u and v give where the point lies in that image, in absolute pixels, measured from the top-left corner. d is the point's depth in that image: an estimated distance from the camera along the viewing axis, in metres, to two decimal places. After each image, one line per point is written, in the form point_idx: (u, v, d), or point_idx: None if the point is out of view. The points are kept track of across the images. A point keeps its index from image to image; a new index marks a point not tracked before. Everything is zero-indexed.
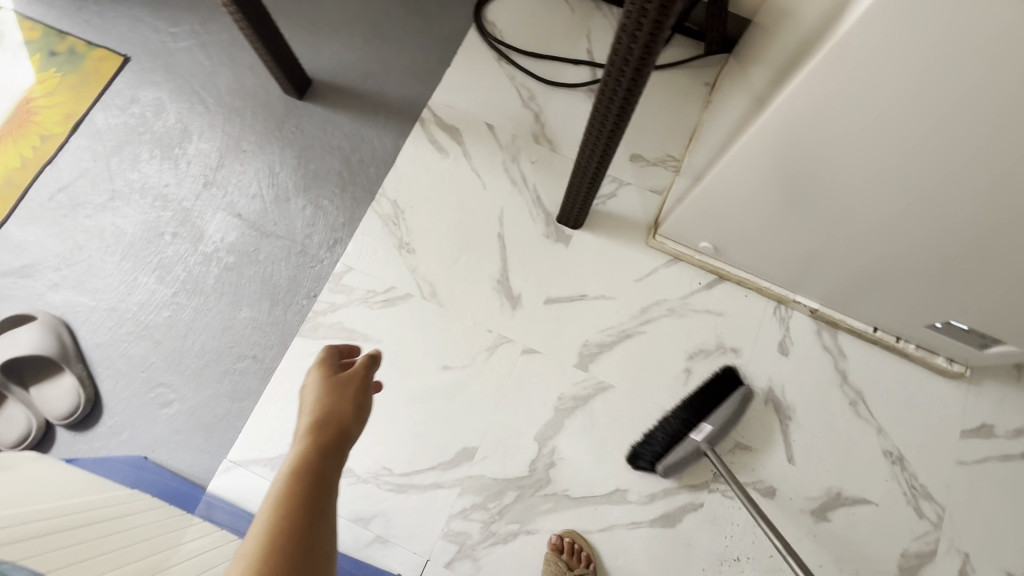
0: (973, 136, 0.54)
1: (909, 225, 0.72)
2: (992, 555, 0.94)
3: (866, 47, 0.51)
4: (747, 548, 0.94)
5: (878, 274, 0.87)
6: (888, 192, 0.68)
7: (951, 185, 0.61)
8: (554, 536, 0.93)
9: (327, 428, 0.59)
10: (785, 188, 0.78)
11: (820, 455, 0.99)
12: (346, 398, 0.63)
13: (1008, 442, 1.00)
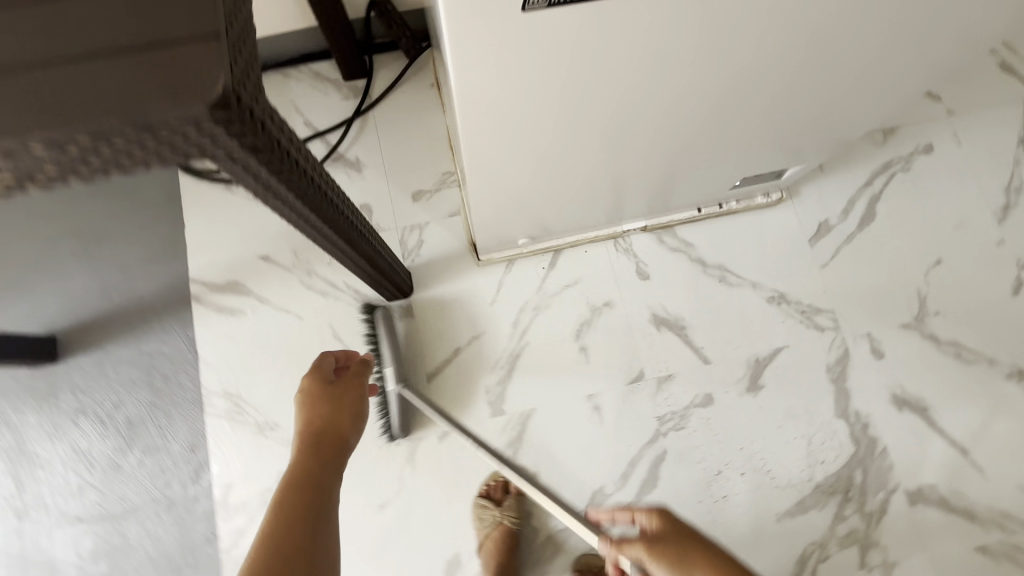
0: (616, 81, 0.58)
1: (697, 117, 0.72)
2: (886, 318, 1.06)
3: (479, 78, 0.53)
4: (720, 456, 0.99)
5: (691, 162, 0.89)
6: (665, 106, 0.66)
7: (640, 109, 0.66)
8: (575, 574, 0.93)
9: (321, 436, 0.72)
10: (541, 173, 0.80)
11: (725, 338, 1.05)
12: (342, 407, 0.76)
13: (843, 226, 1.11)
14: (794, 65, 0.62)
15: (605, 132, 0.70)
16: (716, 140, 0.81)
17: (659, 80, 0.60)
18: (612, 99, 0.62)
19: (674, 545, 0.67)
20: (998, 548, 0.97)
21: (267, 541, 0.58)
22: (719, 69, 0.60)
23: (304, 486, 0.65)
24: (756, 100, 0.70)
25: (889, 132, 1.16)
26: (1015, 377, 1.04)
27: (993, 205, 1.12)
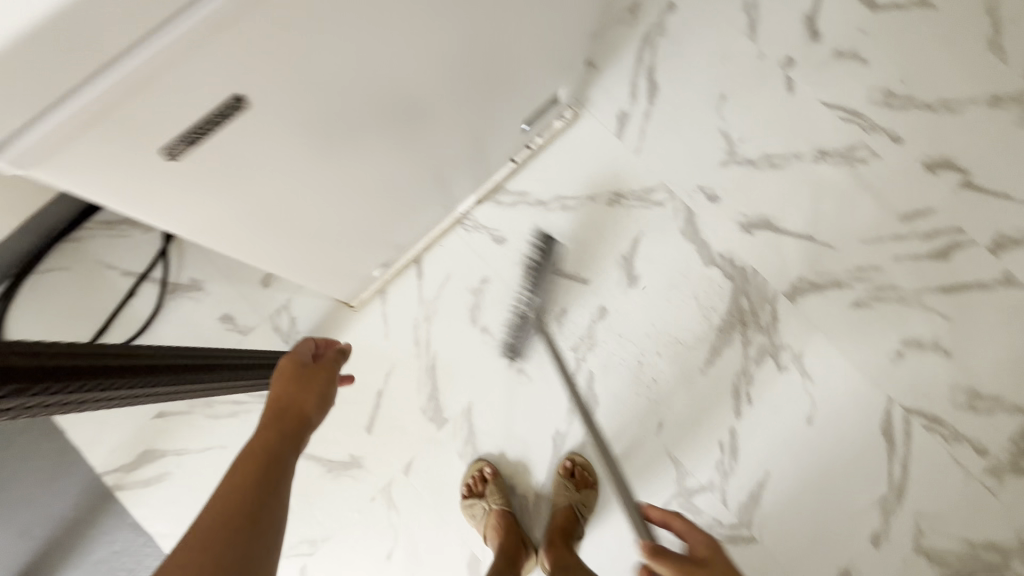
0: (316, 159, 0.66)
1: (450, 94, 0.76)
2: (705, 165, 1.19)
3: (196, 218, 0.62)
4: (635, 350, 1.11)
5: (486, 124, 0.94)
6: (411, 104, 0.71)
7: (371, 156, 0.74)
8: (564, 462, 1.04)
9: (288, 409, 0.68)
10: (354, 234, 0.90)
11: (591, 252, 1.15)
12: (309, 392, 0.72)
13: (636, 108, 1.21)
14: (454, 61, 0.69)
15: (385, 150, 0.76)
16: (490, 96, 0.86)
17: (352, 136, 0.67)
18: (333, 168, 0.70)
19: (704, 548, 0.66)
20: (866, 296, 1.15)
21: (211, 510, 0.52)
22: (418, 55, 0.63)
23: (259, 453, 0.60)
24: (485, 51, 0.73)
25: (634, 8, 1.25)
26: (819, 158, 1.20)
27: (741, 27, 1.25)
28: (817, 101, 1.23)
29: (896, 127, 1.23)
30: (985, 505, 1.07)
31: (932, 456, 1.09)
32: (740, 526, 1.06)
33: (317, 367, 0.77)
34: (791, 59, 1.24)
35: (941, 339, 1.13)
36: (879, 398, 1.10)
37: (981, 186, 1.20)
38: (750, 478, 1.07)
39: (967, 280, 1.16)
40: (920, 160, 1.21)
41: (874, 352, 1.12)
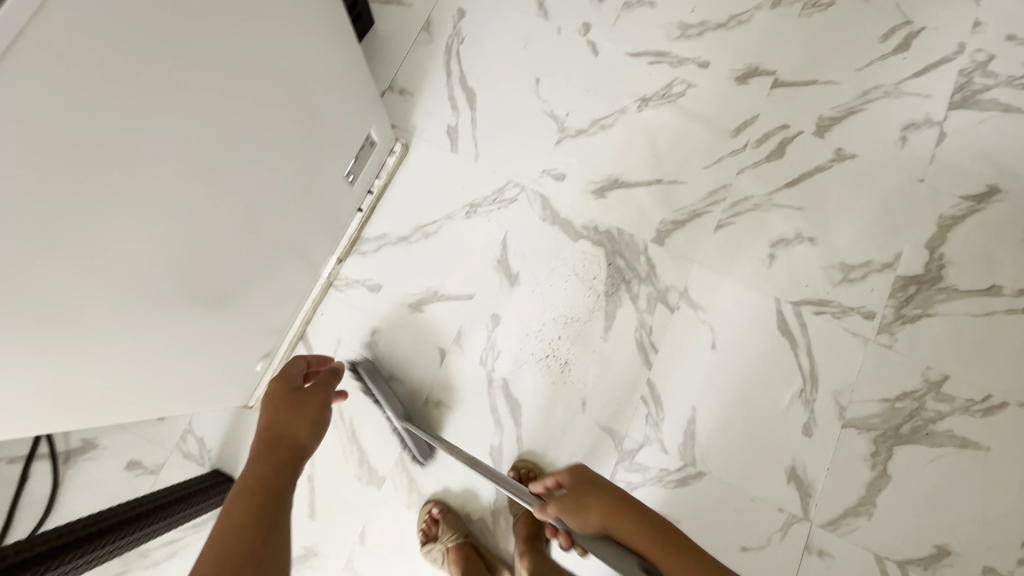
0: (124, 275, 0.61)
1: (245, 188, 0.76)
2: (542, 148, 1.23)
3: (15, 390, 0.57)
4: (536, 344, 1.14)
5: (312, 187, 0.95)
6: (210, 183, 0.69)
7: (187, 243, 0.69)
8: (510, 470, 1.07)
9: (282, 437, 0.74)
10: (217, 324, 0.85)
11: (468, 269, 1.16)
12: (299, 420, 0.77)
13: (462, 118, 1.24)
14: (218, 111, 0.65)
15: (212, 237, 0.74)
16: (293, 164, 0.86)
17: (152, 233, 0.62)
18: (151, 273, 0.65)
19: (579, 494, 0.78)
20: (725, 214, 1.21)
21: (221, 533, 0.57)
22: (174, 167, 0.62)
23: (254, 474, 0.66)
24: (251, 132, 0.73)
25: (428, 24, 1.28)
26: (642, 105, 1.26)
27: (532, 9, 1.30)
28: (622, 53, 1.29)
29: (700, 54, 1.30)
30: (887, 360, 1.15)
31: (830, 334, 1.16)
32: (688, 466, 1.10)
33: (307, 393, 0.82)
34: (587, 24, 1.30)
35: (802, 228, 1.21)
36: (768, 301, 1.17)
37: (790, 80, 1.29)
38: (681, 418, 1.11)
39: (807, 167, 1.24)
40: (730, 76, 1.29)
41: (749, 262, 1.19)
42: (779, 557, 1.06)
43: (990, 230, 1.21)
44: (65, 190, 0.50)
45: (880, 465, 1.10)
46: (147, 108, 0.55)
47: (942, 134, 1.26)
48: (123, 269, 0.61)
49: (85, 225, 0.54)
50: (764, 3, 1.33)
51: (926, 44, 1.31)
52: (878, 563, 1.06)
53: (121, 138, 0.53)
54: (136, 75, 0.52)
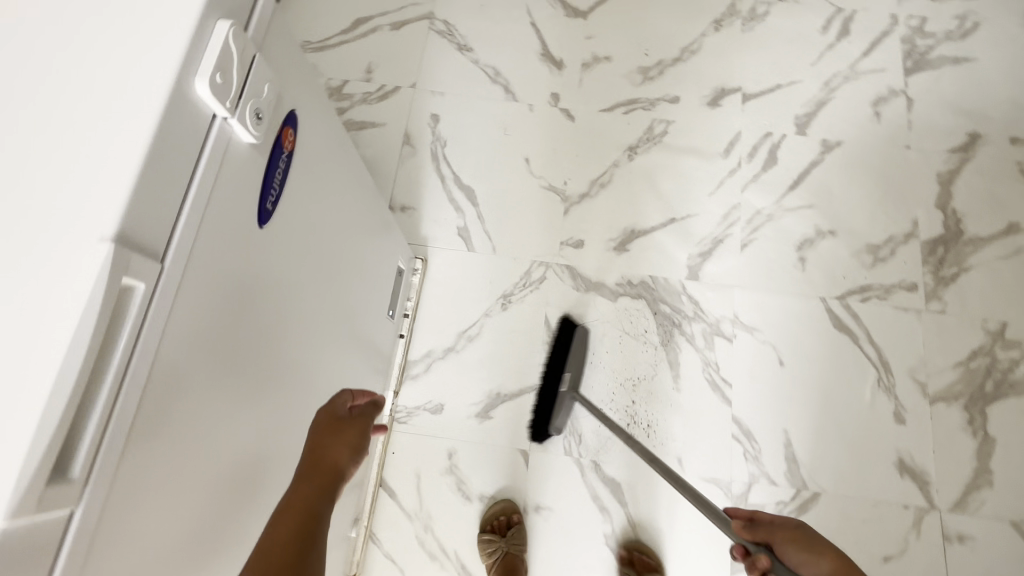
0: (217, 468, 0.51)
1: (322, 376, 0.74)
2: (553, 222, 1.25)
3: None
4: (612, 414, 1.12)
5: (366, 338, 0.93)
6: (285, 336, 0.60)
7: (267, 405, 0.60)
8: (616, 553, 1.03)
9: (320, 463, 0.60)
10: None
11: (522, 361, 1.15)
12: (343, 445, 0.63)
13: (469, 217, 1.25)
14: (293, 259, 0.57)
15: (289, 394, 0.65)
16: (352, 327, 0.84)
17: (235, 411, 0.53)
18: (238, 456, 0.55)
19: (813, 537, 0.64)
20: (745, 232, 1.23)
21: None
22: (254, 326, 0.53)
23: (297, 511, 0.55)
24: (319, 330, 0.70)
25: (409, 137, 1.31)
26: (632, 154, 1.29)
27: (501, 96, 1.34)
28: (598, 111, 1.33)
29: (666, 91, 1.35)
30: (946, 325, 1.16)
31: (884, 317, 1.17)
32: (802, 491, 1.07)
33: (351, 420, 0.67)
34: (556, 94, 1.34)
35: (820, 224, 1.24)
36: (816, 303, 1.18)
37: (756, 91, 1.35)
38: (778, 445, 1.09)
39: (803, 166, 1.28)
40: (702, 102, 1.34)
41: (784, 270, 1.20)
42: (924, 556, 1.03)
43: (987, 176, 1.27)
44: (160, 409, 0.40)
45: (979, 430, 1.10)
46: (231, 290, 0.47)
47: (910, 101, 1.33)
48: (227, 455, 0.52)
49: (199, 429, 0.47)
50: (708, 29, 1.41)
51: (864, 26, 1.40)
52: (1018, 530, 1.04)
53: (207, 326, 0.44)
54: (227, 263, 0.45)
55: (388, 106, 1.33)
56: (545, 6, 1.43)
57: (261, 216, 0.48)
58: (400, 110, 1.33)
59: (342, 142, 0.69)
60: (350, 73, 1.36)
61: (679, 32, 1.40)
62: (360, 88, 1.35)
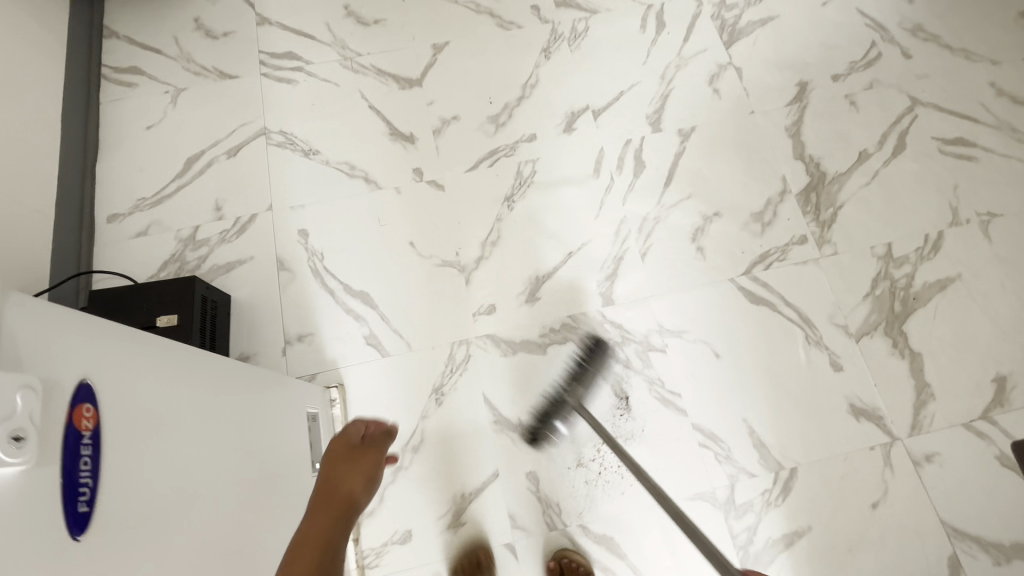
0: None
1: (255, 566, 0.66)
2: (458, 296, 1.21)
3: None
4: (582, 469, 1.08)
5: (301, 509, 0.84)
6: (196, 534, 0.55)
7: None
8: None
9: (335, 496, 0.75)
10: None
11: (475, 452, 1.09)
12: (356, 478, 0.78)
13: (372, 323, 1.18)
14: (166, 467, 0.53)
15: None
16: (280, 497, 0.77)
17: None
18: None
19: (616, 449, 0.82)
20: (641, 242, 1.25)
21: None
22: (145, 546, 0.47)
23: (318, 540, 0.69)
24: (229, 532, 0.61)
25: (282, 262, 1.23)
26: (511, 203, 1.28)
27: (364, 188, 1.29)
28: (464, 172, 1.31)
29: (522, 130, 1.36)
30: (843, 263, 1.23)
31: (790, 276, 1.22)
32: (780, 472, 1.07)
33: (366, 449, 0.82)
34: (418, 169, 1.31)
35: (704, 210, 1.27)
36: (727, 286, 1.21)
37: (604, 104, 1.38)
38: (742, 436, 1.10)
39: (669, 160, 1.32)
40: (558, 131, 1.35)
41: (689, 265, 1.23)
42: (906, 489, 1.06)
43: (826, 116, 1.37)
44: None
45: (906, 350, 1.16)
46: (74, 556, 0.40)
47: (738, 70, 1.41)
48: None
49: None
50: (540, 60, 1.43)
51: (674, 15, 1.48)
52: (970, 429, 1.10)
53: None
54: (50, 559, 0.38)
55: (249, 237, 1.25)
56: (379, 86, 1.40)
57: (76, 523, 0.42)
58: (265, 237, 1.25)
59: (181, 348, 0.62)
60: (198, 216, 1.26)
61: (514, 71, 1.42)
62: (214, 229, 1.25)
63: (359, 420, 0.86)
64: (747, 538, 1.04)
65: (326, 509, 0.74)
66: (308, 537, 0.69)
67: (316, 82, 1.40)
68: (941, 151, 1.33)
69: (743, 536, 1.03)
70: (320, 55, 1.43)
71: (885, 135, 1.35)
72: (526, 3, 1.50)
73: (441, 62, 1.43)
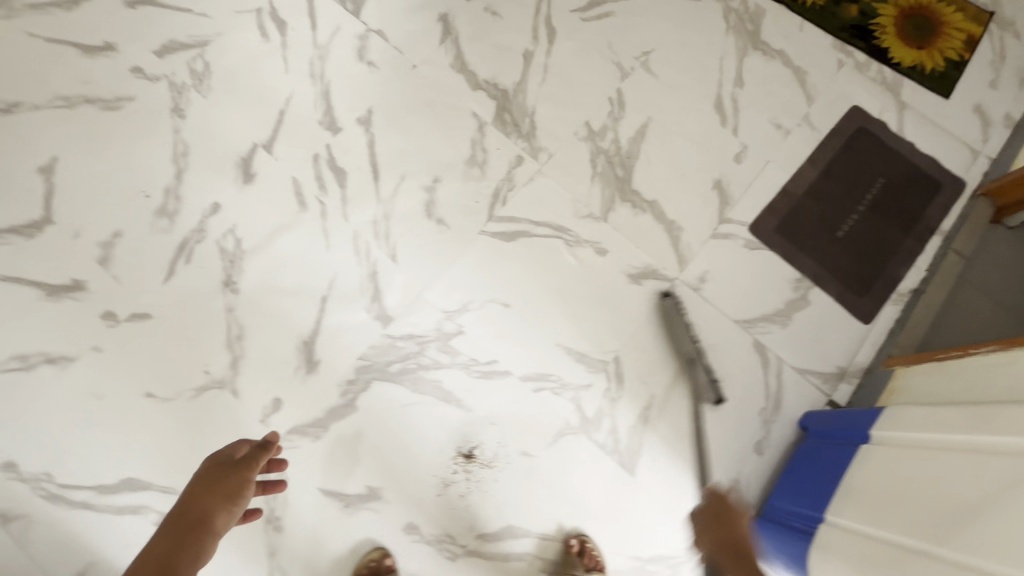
0: None
1: None
2: (235, 414, 1.05)
3: None
4: (452, 486, 1.04)
5: None
6: None
7: None
8: None
9: (189, 522, 0.79)
10: None
11: (384, 543, 1.00)
12: (219, 495, 0.82)
13: (157, 504, 0.99)
14: None
15: None
16: None
17: None
18: None
19: None
20: (384, 245, 1.18)
21: None
22: None
23: (152, 567, 0.73)
24: None
25: (3, 515, 0.96)
26: (233, 287, 1.12)
27: (53, 371, 1.04)
28: (164, 285, 1.12)
29: (200, 206, 1.18)
30: (562, 160, 1.28)
31: (526, 198, 1.24)
32: (608, 368, 1.14)
33: (235, 467, 0.85)
34: (107, 312, 1.09)
35: (424, 182, 1.23)
36: (481, 238, 1.20)
37: (271, 134, 1.24)
38: (565, 359, 1.14)
39: (366, 154, 1.24)
40: (239, 186, 1.20)
41: (440, 241, 1.19)
42: (701, 315, 1.19)
43: (479, 36, 1.36)
44: None
45: (644, 204, 1.26)
46: None
47: (380, 33, 1.34)
48: None
49: None
50: (177, 122, 1.23)
51: (288, 8, 1.35)
52: (718, 237, 1.25)
53: None
54: None
55: None
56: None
57: None
58: None
59: None
60: None
61: (155, 148, 1.21)
62: None
63: (240, 439, 0.90)
64: (613, 439, 1.10)
65: (174, 532, 0.78)
66: (147, 563, 0.74)
67: None
68: (585, 19, 1.40)
69: (610, 441, 1.09)
70: None
71: (535, 28, 1.38)
72: (124, 68, 1.26)
73: (61, 182, 1.16)
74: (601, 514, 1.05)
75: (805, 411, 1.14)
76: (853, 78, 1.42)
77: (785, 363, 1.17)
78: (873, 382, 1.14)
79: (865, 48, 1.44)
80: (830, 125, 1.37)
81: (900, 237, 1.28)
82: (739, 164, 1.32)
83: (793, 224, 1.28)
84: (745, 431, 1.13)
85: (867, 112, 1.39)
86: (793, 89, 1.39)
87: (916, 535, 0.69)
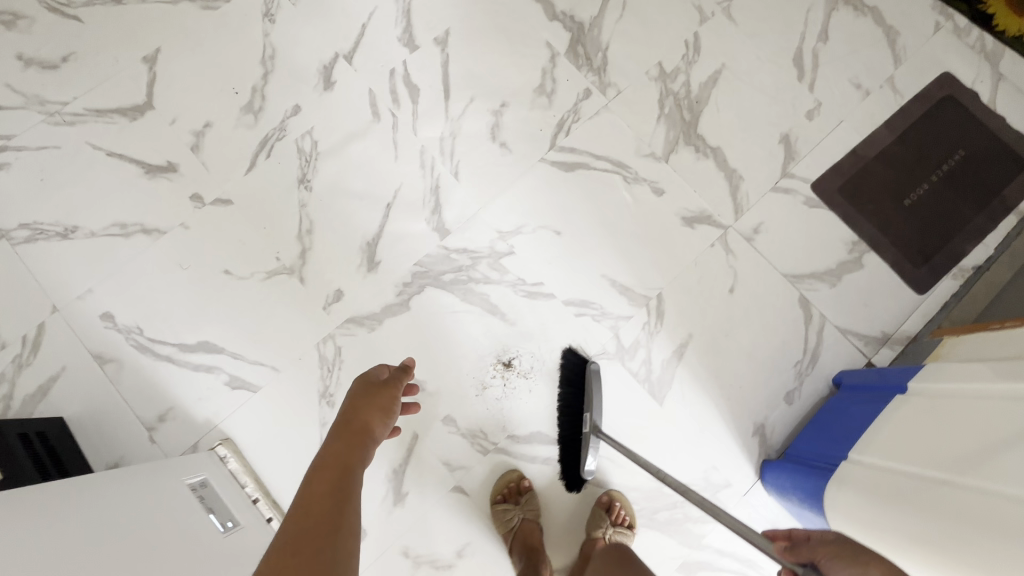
0: None
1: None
2: (301, 299, 1.15)
3: None
4: (490, 389, 1.12)
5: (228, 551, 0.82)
6: None
7: None
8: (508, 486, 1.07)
9: (352, 430, 0.78)
10: None
11: (423, 431, 1.09)
12: (375, 409, 0.82)
13: (227, 367, 1.11)
14: None
15: None
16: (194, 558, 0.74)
17: None
18: None
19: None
20: (448, 162, 1.23)
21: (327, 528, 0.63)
22: None
23: (336, 462, 0.72)
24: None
25: (101, 356, 1.10)
26: (307, 186, 1.20)
27: (147, 240, 1.16)
28: (245, 176, 1.21)
29: (283, 108, 1.25)
30: (630, 99, 1.28)
31: (590, 132, 1.26)
32: (650, 303, 1.17)
33: (386, 384, 0.87)
34: (195, 194, 1.19)
35: (492, 105, 1.27)
36: (542, 166, 1.24)
37: (352, 46, 1.29)
38: (609, 290, 1.18)
39: (439, 74, 1.28)
40: (319, 93, 1.26)
41: (503, 164, 1.23)
42: (750, 264, 1.20)
43: None
44: None
45: (707, 150, 1.26)
46: None
47: None
48: None
49: None
50: (266, 27, 1.29)
51: None
52: (779, 191, 1.24)
53: None
54: None
55: (49, 350, 1.09)
56: (106, 128, 1.22)
57: None
58: (66, 341, 1.10)
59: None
60: None
61: (245, 49, 1.28)
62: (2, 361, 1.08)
63: (382, 361, 0.92)
64: (646, 370, 1.14)
65: (339, 436, 0.77)
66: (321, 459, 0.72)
67: (32, 153, 1.19)
68: None
69: (643, 372, 1.14)
70: (21, 122, 1.21)
71: None
72: None
73: (163, 73, 1.26)
74: (625, 435, 1.11)
75: (841, 368, 1.15)
76: (949, 43, 1.34)
77: (828, 322, 1.18)
78: (917, 349, 1.13)
79: (968, 12, 1.35)
80: (915, 90, 1.31)
81: (971, 212, 1.23)
82: (811, 120, 1.29)
83: (858, 187, 1.25)
84: (778, 380, 1.15)
85: (958, 81, 1.32)
86: (881, 49, 1.33)
87: (941, 467, 0.73)
